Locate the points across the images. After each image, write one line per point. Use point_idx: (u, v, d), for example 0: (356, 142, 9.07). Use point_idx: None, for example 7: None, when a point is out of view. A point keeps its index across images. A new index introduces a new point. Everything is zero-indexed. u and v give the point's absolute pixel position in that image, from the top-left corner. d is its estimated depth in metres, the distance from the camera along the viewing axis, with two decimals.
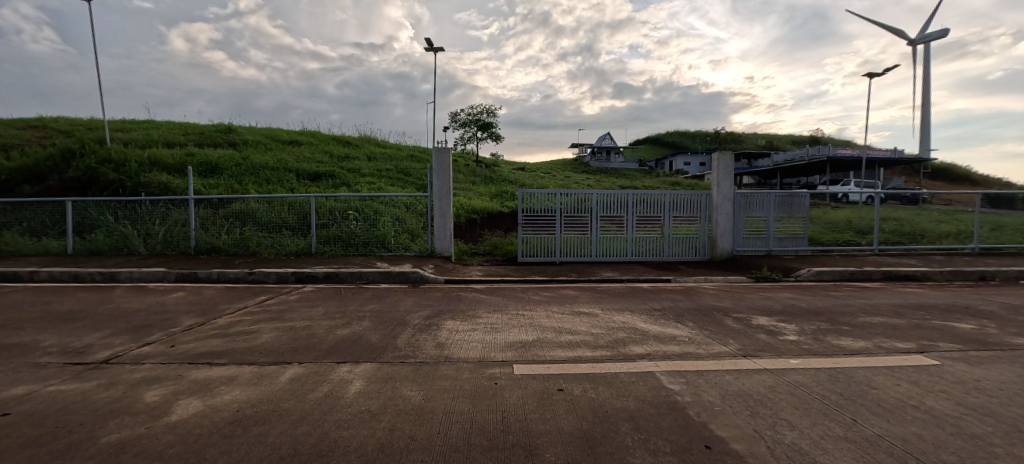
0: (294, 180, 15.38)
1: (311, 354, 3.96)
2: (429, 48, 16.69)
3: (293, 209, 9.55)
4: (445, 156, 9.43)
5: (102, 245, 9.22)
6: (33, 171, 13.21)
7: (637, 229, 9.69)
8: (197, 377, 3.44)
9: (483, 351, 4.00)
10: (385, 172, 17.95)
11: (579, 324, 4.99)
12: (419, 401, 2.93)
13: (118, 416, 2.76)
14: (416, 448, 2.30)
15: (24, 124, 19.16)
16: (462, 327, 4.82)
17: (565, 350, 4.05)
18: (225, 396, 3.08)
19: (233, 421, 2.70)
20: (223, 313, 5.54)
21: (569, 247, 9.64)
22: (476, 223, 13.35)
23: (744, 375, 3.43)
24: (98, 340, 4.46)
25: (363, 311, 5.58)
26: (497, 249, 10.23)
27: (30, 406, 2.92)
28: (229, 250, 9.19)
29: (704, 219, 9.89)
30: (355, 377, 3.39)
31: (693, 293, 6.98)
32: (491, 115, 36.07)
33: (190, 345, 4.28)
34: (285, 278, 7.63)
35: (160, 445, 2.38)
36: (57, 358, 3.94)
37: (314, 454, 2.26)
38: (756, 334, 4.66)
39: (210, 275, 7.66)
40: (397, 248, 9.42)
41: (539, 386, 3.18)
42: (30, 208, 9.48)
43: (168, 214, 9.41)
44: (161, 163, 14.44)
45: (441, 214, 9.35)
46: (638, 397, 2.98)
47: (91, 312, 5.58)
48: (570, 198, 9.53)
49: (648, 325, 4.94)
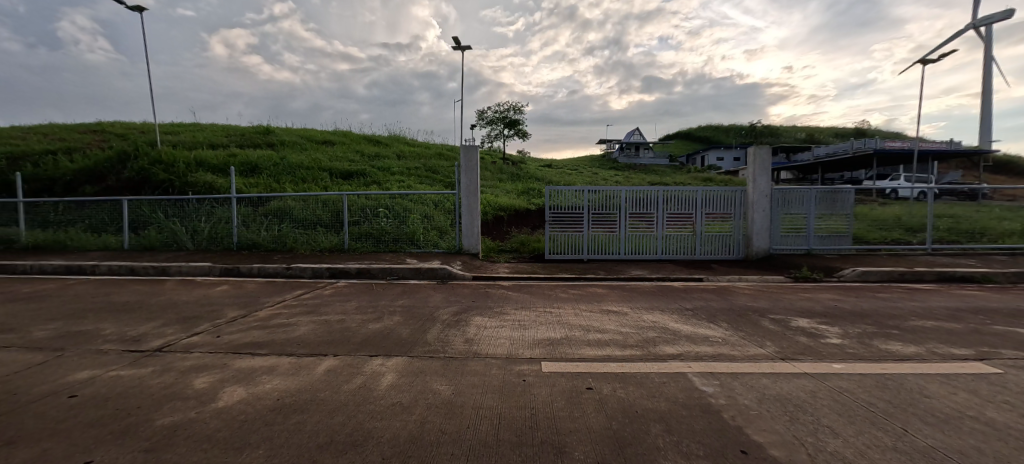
0: (327, 179, 15.91)
1: (345, 347, 4.09)
2: (456, 47, 16.71)
3: (327, 207, 9.82)
4: (472, 154, 9.48)
5: (154, 241, 9.84)
6: (93, 172, 14.19)
7: (667, 227, 9.44)
8: (240, 365, 3.64)
9: (511, 348, 4.01)
10: (414, 170, 18.30)
11: (608, 323, 4.93)
12: (449, 395, 2.98)
13: (171, 400, 2.98)
14: (447, 441, 2.37)
15: (86, 129, 20.70)
16: (490, 324, 4.85)
17: (594, 349, 4.00)
18: (267, 384, 3.24)
19: (275, 408, 2.84)
20: (263, 306, 5.82)
21: (597, 244, 9.52)
22: (503, 220, 13.40)
23: (782, 378, 3.29)
24: (152, 329, 4.79)
25: (393, 307, 5.71)
26: (524, 246, 10.20)
27: (95, 390, 3.19)
28: (268, 246, 9.62)
29: (738, 216, 9.53)
30: (387, 370, 3.48)
31: (727, 292, 6.75)
32: (519, 112, 35.83)
33: (235, 335, 4.52)
34: (320, 273, 7.91)
35: (208, 430, 2.57)
36: (116, 345, 4.26)
37: (348, 443, 2.38)
38: (795, 337, 4.45)
39: (251, 269, 8.04)
40: (426, 245, 9.59)
41: (568, 384, 3.16)
42: (91, 206, 10.21)
43: (213, 212, 9.93)
44: (206, 164, 15.27)
45: (469, 211, 9.43)
46: (670, 397, 2.92)
47: (146, 303, 5.99)
48: (598, 195, 9.40)
49: (680, 325, 4.81)
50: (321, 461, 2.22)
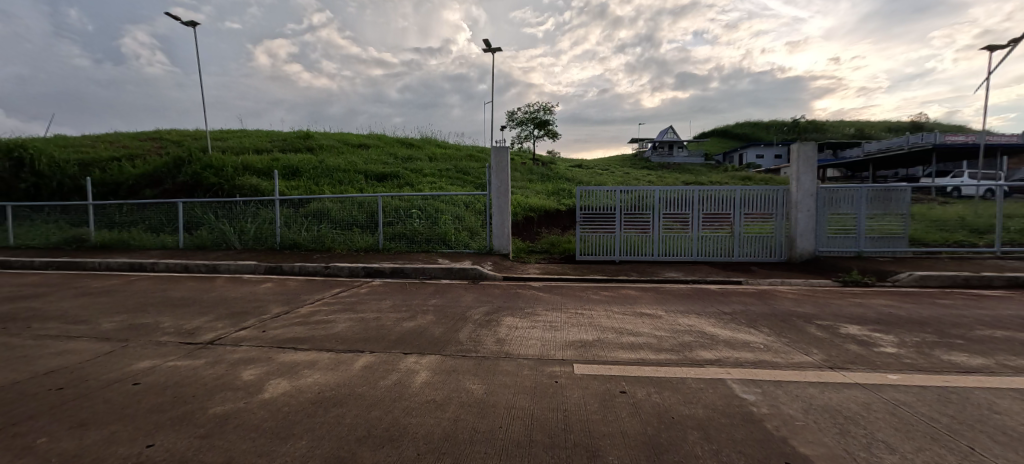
0: (363, 181, 16.46)
1: (381, 344, 4.21)
2: (486, 50, 16.86)
3: (363, 208, 10.15)
4: (502, 155, 9.53)
5: (206, 240, 10.51)
6: (152, 176, 15.31)
7: (703, 228, 9.14)
8: (284, 359, 3.82)
9: (542, 349, 3.99)
10: (446, 171, 18.61)
11: (642, 325, 4.82)
12: (481, 394, 3.01)
13: (222, 390, 3.17)
14: (480, 440, 2.39)
15: (147, 137, 22.38)
16: (521, 324, 4.86)
17: (628, 352, 3.91)
18: (309, 378, 3.39)
19: (316, 401, 2.97)
20: (304, 303, 6.08)
21: (629, 245, 9.34)
22: (532, 221, 13.39)
23: (830, 389, 3.10)
24: (205, 323, 5.12)
25: (426, 306, 5.82)
26: (555, 247, 10.16)
27: (156, 379, 3.45)
28: (308, 246, 10.06)
29: (780, 216, 9.08)
30: (421, 368, 3.55)
31: (768, 296, 6.44)
32: (548, 113, 35.71)
33: (278, 330, 4.75)
34: (356, 272, 8.19)
35: (257, 419, 2.73)
36: (173, 337, 4.58)
37: (385, 438, 2.46)
38: (845, 344, 4.19)
39: (292, 268, 8.43)
40: (457, 245, 9.74)
41: (601, 387, 3.12)
42: (150, 208, 11.02)
43: (258, 213, 10.48)
44: (252, 168, 16.16)
45: (499, 212, 9.49)
46: (708, 404, 2.81)
47: (199, 298, 6.41)
48: (630, 195, 9.22)
49: (717, 330, 4.64)
50: (360, 454, 2.30)
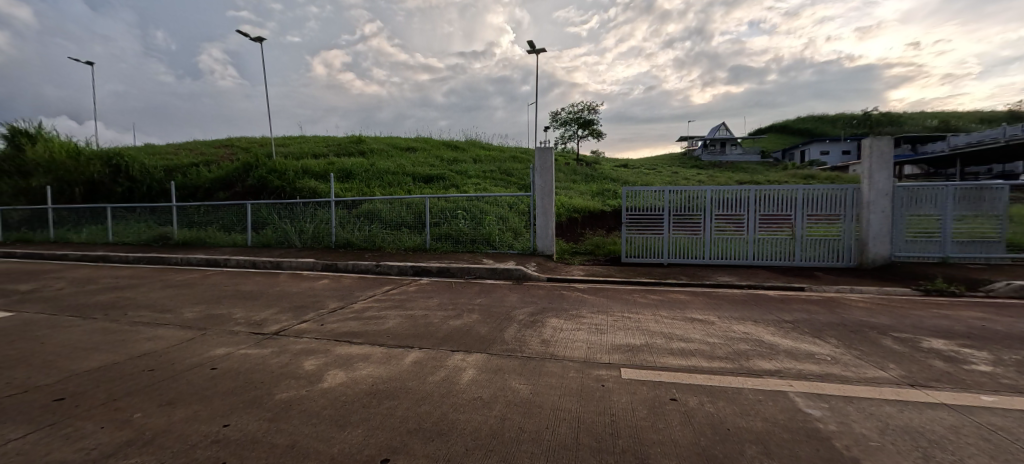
0: (410, 183, 17.06)
1: (429, 341, 4.35)
2: (531, 51, 16.91)
3: (411, 209, 10.53)
4: (547, 155, 9.51)
5: (270, 239, 11.36)
6: (225, 180, 16.76)
7: (759, 230, 8.61)
8: (341, 352, 4.06)
9: (588, 352, 3.95)
10: (490, 173, 18.87)
11: (693, 331, 4.62)
12: (527, 394, 3.03)
13: (287, 378, 3.42)
14: (527, 439, 2.41)
15: (221, 144, 24.59)
16: (566, 326, 4.83)
17: (678, 358, 3.77)
18: (363, 370, 3.57)
19: (371, 393, 3.13)
20: (357, 299, 6.42)
21: (678, 248, 8.99)
22: (577, 222, 13.25)
23: (910, 408, 2.81)
24: (271, 315, 5.55)
25: (472, 305, 5.94)
26: (599, 249, 10.00)
27: (231, 365, 3.79)
28: (361, 245, 10.59)
29: (848, 218, 8.36)
30: (468, 366, 3.63)
31: (834, 304, 5.95)
32: (593, 112, 35.17)
33: (335, 324, 5.05)
34: (405, 271, 8.51)
35: (317, 406, 2.92)
36: (244, 327, 5.00)
37: (435, 432, 2.54)
38: (928, 360, 3.77)
39: (347, 266, 8.92)
40: (501, 246, 9.85)
41: (649, 393, 3.03)
42: (223, 209, 12.07)
43: (316, 214, 11.18)
44: (311, 172, 17.26)
45: (543, 213, 9.48)
46: (767, 417, 2.65)
47: (265, 292, 6.95)
48: (679, 195, 8.89)
49: (777, 339, 4.35)
50: (411, 446, 2.39)
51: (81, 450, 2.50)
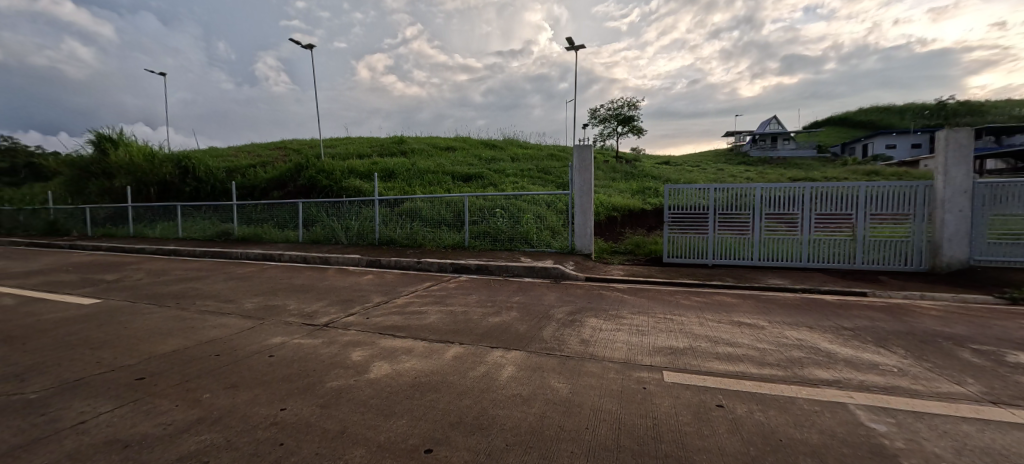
0: (450, 182, 17.42)
1: (469, 337, 4.44)
2: (569, 47, 16.74)
3: (450, 207, 10.74)
4: (586, 153, 9.39)
5: (319, 236, 12.01)
6: (278, 180, 17.85)
7: (815, 230, 8.08)
8: (386, 344, 4.23)
9: (629, 354, 3.87)
10: (527, 172, 18.91)
11: (740, 336, 4.41)
12: (567, 393, 3.02)
13: (336, 368, 3.62)
14: (566, 438, 2.41)
15: (275, 146, 26.24)
16: (606, 326, 4.76)
17: (725, 363, 3.62)
18: (406, 363, 3.70)
19: (413, 385, 3.24)
20: (399, 294, 6.65)
21: (724, 248, 8.61)
22: (616, 221, 13.01)
23: (993, 428, 2.55)
24: (321, 307, 5.88)
25: (510, 303, 5.99)
26: (639, 248, 9.78)
27: (286, 353, 4.05)
28: (403, 242, 10.96)
29: (919, 218, 7.66)
30: (507, 363, 3.67)
31: (901, 312, 5.49)
32: (633, 108, 34.29)
33: (380, 318, 5.26)
34: (445, 268, 8.72)
35: (364, 396, 3.07)
36: (297, 318, 5.33)
37: (476, 426, 2.59)
38: (1015, 376, 3.39)
39: (390, 262, 9.26)
40: (539, 244, 9.88)
41: (694, 398, 2.93)
42: (277, 208, 12.87)
43: (361, 212, 11.66)
44: (356, 172, 18.04)
45: (581, 212, 9.39)
46: (824, 430, 2.49)
47: (315, 286, 7.36)
48: (725, 193, 8.50)
49: (835, 347, 4.07)
50: (453, 438, 2.45)
51: (160, 424, 2.78)
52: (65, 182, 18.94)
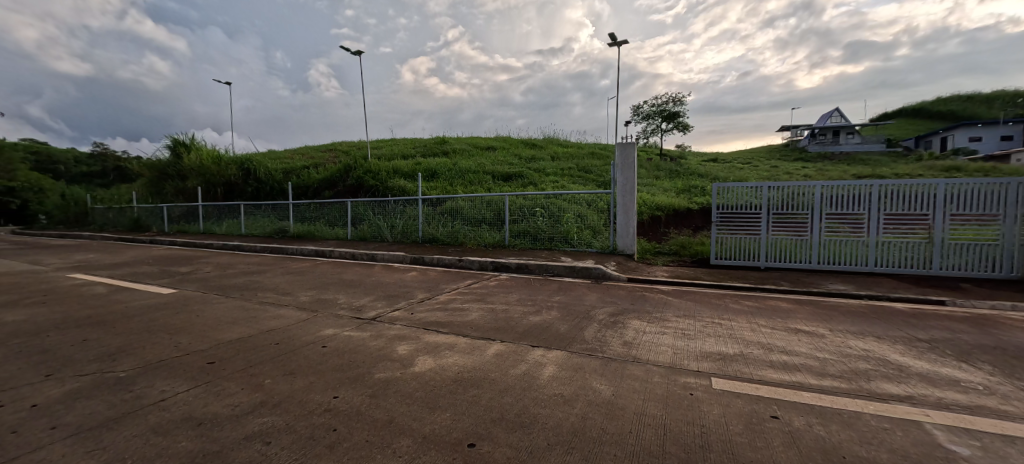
0: (490, 181, 17.63)
1: (510, 335, 4.49)
2: (612, 44, 16.39)
3: (491, 206, 10.87)
4: (629, 151, 9.17)
5: (367, 233, 12.57)
6: (329, 180, 18.84)
7: (883, 231, 7.42)
8: (429, 339, 4.37)
9: (675, 358, 3.75)
10: (568, 170, 18.75)
11: (797, 344, 4.15)
12: (609, 396, 2.98)
13: (384, 360, 3.79)
14: (609, 441, 2.38)
15: (326, 148, 27.72)
16: (649, 329, 4.64)
17: (780, 372, 3.42)
18: (449, 358, 3.81)
19: (457, 380, 3.33)
20: (442, 291, 6.84)
21: (778, 250, 8.11)
22: (659, 221, 12.62)
23: None
24: (369, 302, 6.16)
25: (551, 302, 5.99)
26: (685, 249, 9.43)
27: (338, 344, 4.29)
28: (445, 240, 11.24)
29: (1010, 219, 6.81)
30: (548, 362, 3.68)
31: (988, 323, 4.93)
32: (679, 104, 33.01)
33: (424, 313, 5.44)
34: (485, 266, 8.85)
35: (410, 388, 3.19)
36: (347, 312, 5.62)
37: (518, 423, 2.62)
38: None
39: (432, 260, 9.53)
40: (579, 244, 9.79)
41: (745, 407, 2.80)
42: (328, 207, 13.59)
43: (405, 211, 12.07)
44: (400, 172, 18.69)
45: (624, 211, 9.19)
46: (895, 449, 2.30)
47: (363, 281, 7.73)
48: (780, 192, 8.00)
49: (909, 360, 3.72)
50: (495, 434, 2.50)
51: (228, 405, 3.04)
52: (147, 183, 21.06)
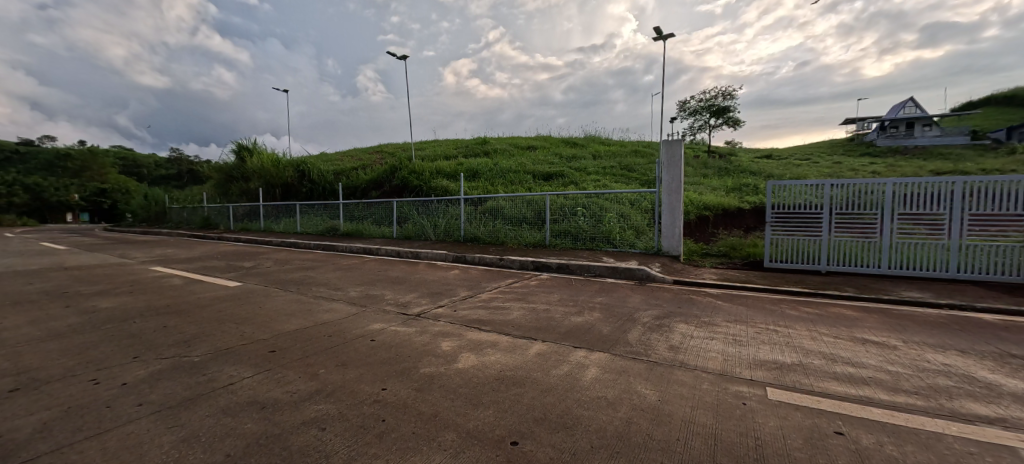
0: (531, 181, 17.66)
1: (551, 335, 4.48)
2: (657, 38, 15.87)
3: (532, 206, 10.88)
4: (675, 148, 8.86)
5: (411, 232, 13.01)
6: (376, 181, 19.67)
7: (968, 234, 6.67)
8: (472, 337, 4.45)
9: (725, 365, 3.59)
10: (610, 169, 18.40)
11: (865, 355, 3.83)
12: (655, 401, 2.91)
13: (429, 355, 3.91)
14: (656, 448, 2.32)
15: (374, 150, 28.95)
16: (697, 333, 4.47)
17: (845, 385, 3.17)
18: (492, 356, 3.87)
19: (499, 378, 3.37)
20: (484, 290, 6.95)
21: (841, 253, 7.52)
22: (707, 221, 12.09)
23: None
24: (414, 299, 6.37)
25: (593, 303, 5.91)
26: (735, 251, 8.98)
27: (386, 339, 4.48)
28: (486, 240, 11.41)
29: None
30: (591, 363, 3.64)
31: None
32: (729, 98, 31.40)
33: (466, 311, 5.56)
34: (526, 265, 8.89)
35: (454, 384, 3.27)
36: (394, 307, 5.85)
37: (561, 424, 2.62)
38: None
39: (474, 258, 9.70)
40: (622, 244, 9.60)
41: (805, 420, 2.62)
42: (375, 206, 14.20)
43: (447, 210, 12.36)
44: (443, 172, 19.16)
45: (669, 211, 8.89)
46: None
47: (409, 278, 8.01)
48: (844, 190, 7.41)
49: (1000, 378, 3.32)
50: (538, 434, 2.51)
51: (288, 392, 3.26)
52: (215, 185, 22.98)
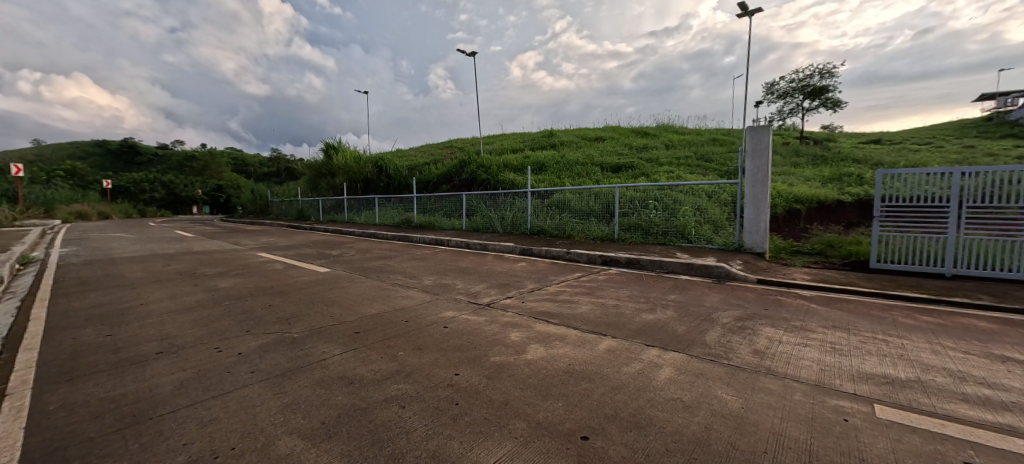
0: (598, 173, 17.24)
1: (622, 331, 4.38)
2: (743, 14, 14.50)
3: (600, 199, 10.65)
4: (762, 135, 8.07)
5: (479, 224, 13.41)
6: (446, 175, 20.53)
7: None
8: (540, 329, 4.51)
9: (821, 375, 3.24)
10: (685, 160, 17.32)
11: (1006, 376, 3.22)
12: (736, 408, 2.73)
13: (499, 345, 4.03)
14: (738, 457, 2.19)
15: (444, 145, 30.18)
16: (786, 338, 4.09)
17: (979, 409, 2.70)
18: (560, 349, 3.88)
19: (567, 371, 3.38)
20: (551, 282, 6.97)
21: (973, 254, 6.37)
22: (799, 215, 10.92)
23: None
24: (483, 289, 6.59)
25: (666, 300, 5.66)
26: (833, 249, 8.02)
27: (458, 327, 4.69)
28: (552, 232, 11.42)
29: None
30: (665, 363, 3.50)
31: None
32: (827, 76, 27.80)
33: (534, 303, 5.62)
34: (593, 259, 8.75)
35: (523, 374, 3.35)
36: (464, 297, 6.10)
37: (632, 423, 2.57)
38: None
39: (540, 251, 9.75)
40: (698, 240, 9.07)
41: (925, 446, 2.29)
42: (445, 199, 14.85)
43: (514, 203, 12.55)
44: (510, 166, 19.43)
45: (753, 204, 8.17)
46: None
47: (478, 269, 8.29)
48: (980, 180, 6.23)
49: None
50: (609, 430, 2.49)
51: (372, 370, 3.57)
52: (307, 180, 25.55)
